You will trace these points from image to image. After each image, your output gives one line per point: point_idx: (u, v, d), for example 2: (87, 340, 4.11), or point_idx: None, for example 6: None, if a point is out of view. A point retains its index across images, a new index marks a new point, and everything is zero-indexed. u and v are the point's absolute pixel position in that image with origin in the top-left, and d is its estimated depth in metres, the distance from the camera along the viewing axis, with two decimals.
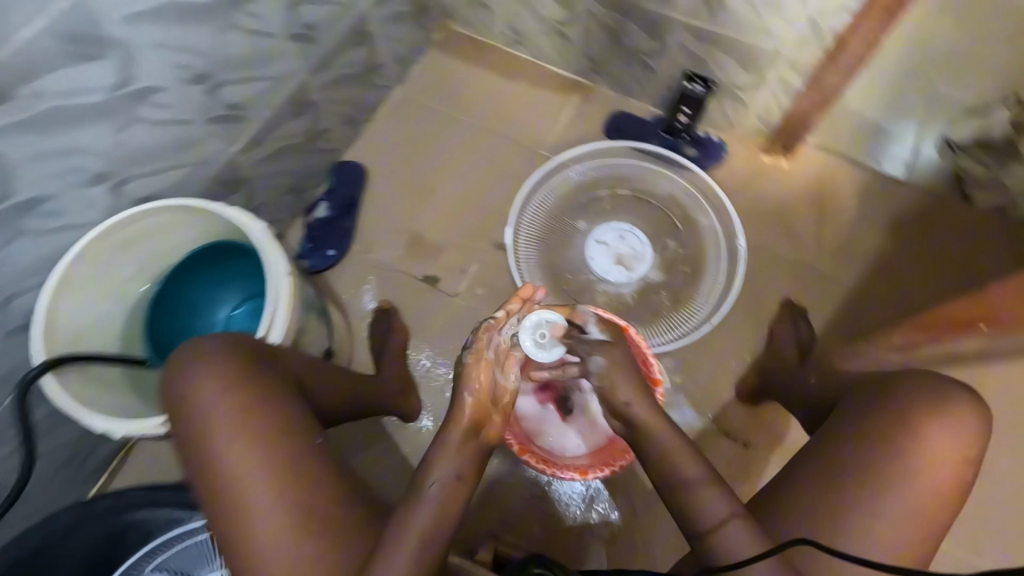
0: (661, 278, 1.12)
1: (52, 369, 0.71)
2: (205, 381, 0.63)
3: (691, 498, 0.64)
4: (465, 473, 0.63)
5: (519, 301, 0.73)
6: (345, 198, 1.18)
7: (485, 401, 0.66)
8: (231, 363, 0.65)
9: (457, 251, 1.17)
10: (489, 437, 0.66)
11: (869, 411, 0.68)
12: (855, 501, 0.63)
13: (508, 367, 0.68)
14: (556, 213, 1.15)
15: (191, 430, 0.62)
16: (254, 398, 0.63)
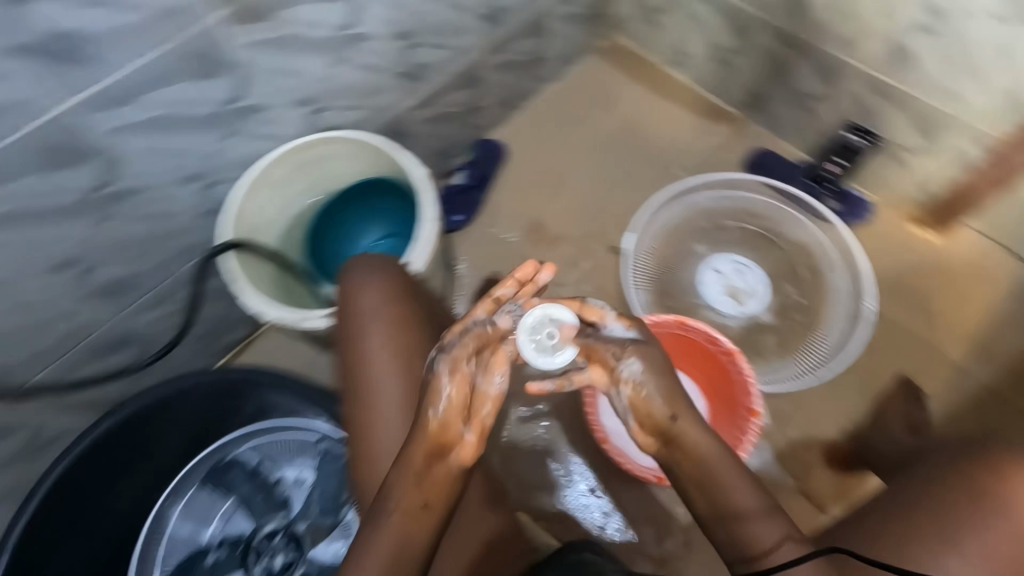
0: (771, 321, 1.09)
1: (234, 249, 0.84)
2: (363, 288, 0.72)
3: (739, 524, 0.59)
4: (429, 502, 0.57)
5: (515, 284, 0.62)
6: (482, 172, 1.25)
7: (455, 420, 0.56)
8: (387, 280, 0.73)
9: (573, 246, 1.20)
10: (461, 458, 0.57)
11: (947, 462, 0.67)
12: (932, 544, 0.62)
13: (493, 371, 0.57)
14: (683, 230, 1.15)
15: (345, 326, 0.71)
16: (402, 315, 0.71)
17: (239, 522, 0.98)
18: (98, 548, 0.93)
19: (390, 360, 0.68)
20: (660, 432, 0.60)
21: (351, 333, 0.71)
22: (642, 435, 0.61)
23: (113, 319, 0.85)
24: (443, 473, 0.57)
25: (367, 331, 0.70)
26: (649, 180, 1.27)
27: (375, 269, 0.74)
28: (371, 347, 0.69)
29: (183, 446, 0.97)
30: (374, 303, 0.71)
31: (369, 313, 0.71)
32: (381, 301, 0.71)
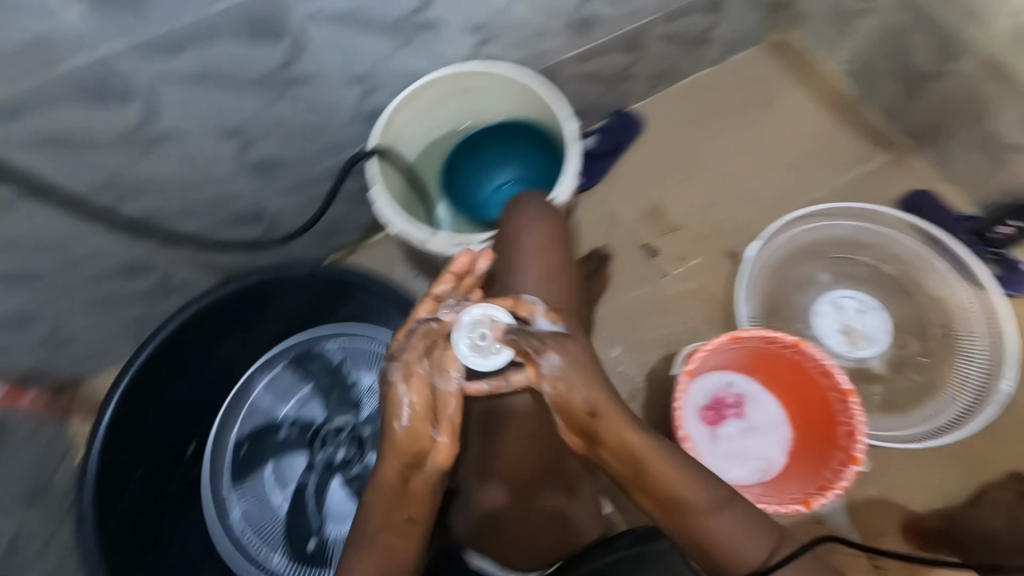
0: (882, 372, 1.02)
1: (377, 157, 0.85)
2: (529, 228, 0.72)
3: (718, 534, 0.57)
4: (412, 515, 0.59)
5: (453, 279, 0.63)
6: (614, 142, 1.21)
7: (421, 424, 0.56)
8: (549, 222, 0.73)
9: (688, 240, 1.15)
10: (438, 462, 0.57)
11: None
12: None
13: (447, 369, 0.58)
14: (814, 253, 1.08)
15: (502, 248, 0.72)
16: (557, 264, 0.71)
17: (312, 410, 1.02)
18: (191, 399, 0.98)
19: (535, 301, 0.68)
20: (586, 430, 0.56)
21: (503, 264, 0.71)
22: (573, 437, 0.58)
23: (254, 193, 0.90)
24: (423, 482, 0.58)
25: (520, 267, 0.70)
26: (786, 194, 1.18)
27: (542, 212, 0.74)
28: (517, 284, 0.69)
29: (283, 325, 1.02)
30: (534, 241, 0.71)
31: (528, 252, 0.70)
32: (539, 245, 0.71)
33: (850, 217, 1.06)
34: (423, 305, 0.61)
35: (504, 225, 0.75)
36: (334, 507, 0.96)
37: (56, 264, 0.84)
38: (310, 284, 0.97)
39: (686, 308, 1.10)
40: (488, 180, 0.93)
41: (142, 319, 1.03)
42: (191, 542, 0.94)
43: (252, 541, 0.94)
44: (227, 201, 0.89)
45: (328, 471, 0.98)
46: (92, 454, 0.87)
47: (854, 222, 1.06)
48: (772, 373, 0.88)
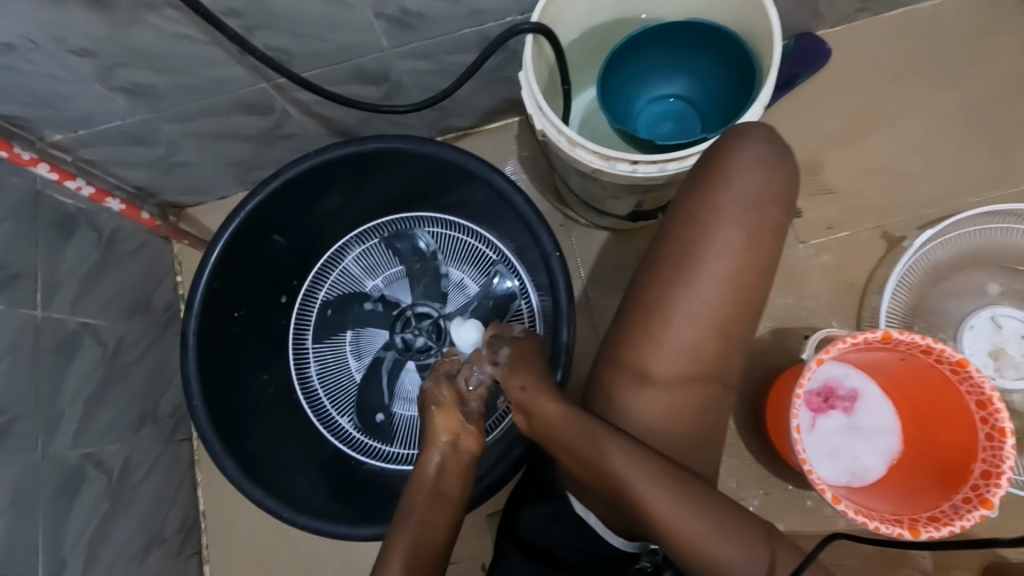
0: (1021, 407, 0.90)
1: (535, 34, 0.72)
2: (747, 177, 0.57)
3: (690, 535, 0.53)
4: (445, 488, 0.59)
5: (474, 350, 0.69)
6: (786, 72, 1.01)
7: (452, 413, 0.61)
8: (771, 161, 0.58)
9: (839, 208, 1.00)
10: (470, 446, 0.61)
11: None
12: None
13: (470, 399, 0.63)
14: (985, 257, 0.92)
15: (700, 176, 0.59)
16: (766, 229, 0.57)
17: (398, 291, 1.01)
18: (292, 253, 0.98)
19: (726, 263, 0.56)
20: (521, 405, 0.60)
21: (701, 208, 0.57)
22: (515, 414, 0.61)
23: (384, 50, 0.81)
24: (456, 461, 0.60)
25: (728, 220, 0.56)
26: (979, 181, 0.98)
27: (768, 159, 0.58)
28: (714, 239, 0.56)
29: (389, 197, 0.97)
30: (744, 193, 0.57)
31: (733, 202, 0.57)
32: (747, 202, 0.57)
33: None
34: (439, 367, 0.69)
35: (713, 147, 0.60)
36: (405, 389, 0.97)
37: (178, 86, 0.80)
38: (421, 162, 0.89)
39: (814, 284, 0.97)
40: (650, 88, 0.83)
41: (248, 161, 1.00)
42: (270, 389, 0.96)
43: (325, 399, 0.98)
44: (355, 53, 0.81)
45: (403, 353, 0.98)
46: (199, 288, 0.86)
47: None
48: (903, 382, 0.80)
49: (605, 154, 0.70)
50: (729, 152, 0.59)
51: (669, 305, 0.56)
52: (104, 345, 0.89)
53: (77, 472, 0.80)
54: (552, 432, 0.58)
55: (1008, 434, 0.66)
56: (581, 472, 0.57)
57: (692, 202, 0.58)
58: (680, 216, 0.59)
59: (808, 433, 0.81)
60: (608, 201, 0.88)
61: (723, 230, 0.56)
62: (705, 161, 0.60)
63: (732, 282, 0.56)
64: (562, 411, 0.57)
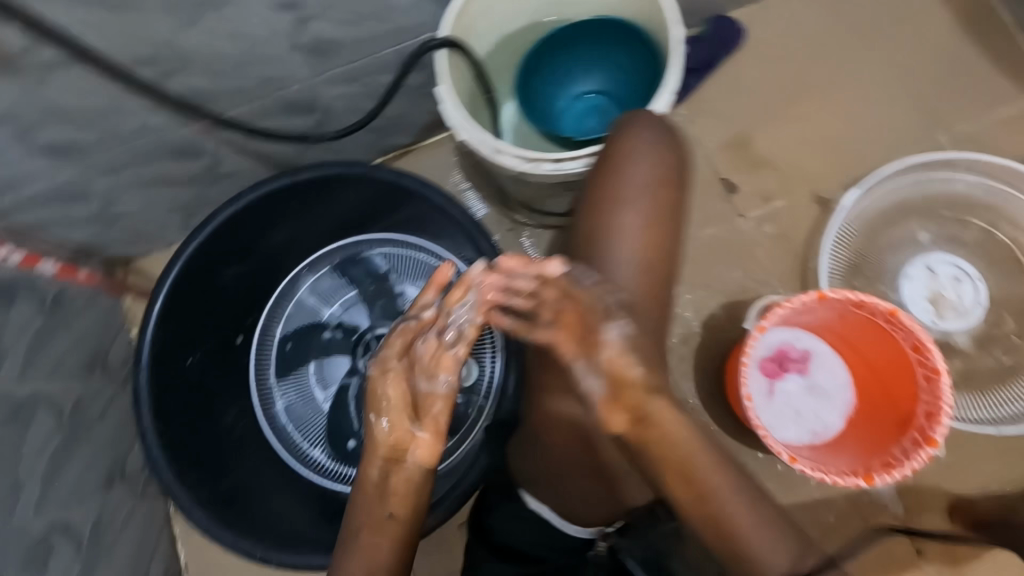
0: (965, 348, 0.94)
1: (447, 48, 0.74)
2: (642, 160, 0.62)
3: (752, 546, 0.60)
4: (395, 513, 0.58)
5: (460, 289, 0.56)
6: (707, 54, 1.05)
7: (403, 408, 0.56)
8: (665, 145, 0.63)
9: (774, 178, 1.03)
10: (420, 458, 0.57)
11: None
12: None
13: (439, 373, 0.55)
14: (910, 210, 0.97)
15: (601, 168, 0.63)
16: (668, 209, 0.61)
17: (356, 316, 1.01)
18: (242, 289, 0.96)
19: (635, 245, 0.60)
20: (635, 410, 0.57)
21: (606, 197, 0.61)
22: (620, 415, 0.57)
23: (309, 80, 0.82)
24: (402, 479, 0.58)
25: (635, 204, 0.60)
26: (899, 137, 1.03)
27: (663, 145, 0.63)
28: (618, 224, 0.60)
29: (335, 224, 0.98)
30: (640, 178, 0.62)
31: (634, 188, 0.61)
32: (647, 184, 0.61)
33: (974, 170, 0.93)
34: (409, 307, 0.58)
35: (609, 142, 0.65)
36: None
37: (104, 137, 0.79)
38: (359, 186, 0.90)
39: (758, 255, 1.00)
40: (568, 88, 0.84)
41: (188, 205, 1.00)
42: (239, 429, 0.95)
43: (295, 432, 0.97)
44: (280, 85, 0.81)
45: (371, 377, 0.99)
46: (148, 339, 0.86)
47: (965, 178, 0.94)
48: (848, 336, 0.82)
49: (531, 157, 0.72)
50: (621, 143, 0.64)
51: None
52: (59, 409, 0.86)
53: (43, 544, 0.77)
54: (667, 455, 0.59)
55: (943, 374, 0.70)
56: (679, 492, 0.60)
57: (597, 192, 0.62)
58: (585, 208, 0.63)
59: (762, 397, 0.82)
60: (546, 199, 0.97)
61: (631, 214, 0.60)
62: (606, 156, 0.64)
63: (644, 262, 0.60)
64: (691, 441, 0.59)
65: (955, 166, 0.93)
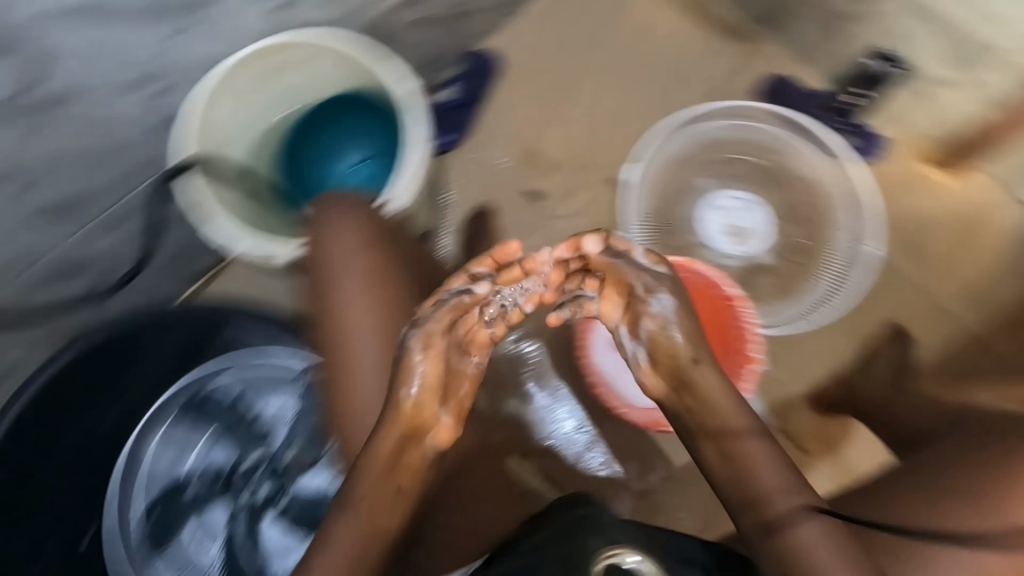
0: (771, 262, 1.06)
1: (189, 168, 0.76)
2: (337, 236, 0.72)
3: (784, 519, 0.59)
4: (403, 485, 0.61)
5: (522, 272, 0.64)
6: (474, 86, 1.13)
7: (434, 391, 0.61)
8: (358, 212, 0.74)
9: (571, 175, 1.14)
10: (438, 440, 0.62)
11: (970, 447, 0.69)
12: (954, 506, 0.64)
13: (472, 350, 0.64)
14: (685, 163, 1.11)
15: (315, 261, 0.72)
16: (378, 260, 0.71)
17: (223, 451, 0.93)
18: (80, 466, 0.89)
19: (361, 300, 0.69)
20: (679, 374, 0.64)
21: (322, 279, 0.71)
22: (658, 376, 0.65)
23: (64, 243, 0.77)
24: (418, 456, 0.61)
25: (345, 270, 0.70)
26: (657, 106, 1.16)
27: (353, 209, 0.74)
28: (338, 301, 0.69)
29: (160, 375, 0.93)
30: (347, 246, 0.72)
31: (339, 258, 0.70)
32: (354, 246, 0.71)
33: (720, 115, 1.09)
34: (459, 276, 0.63)
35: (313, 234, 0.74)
36: (272, 547, 0.90)
37: None
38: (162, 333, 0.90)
39: None
40: (339, 165, 0.87)
41: None
42: None
43: None
44: (30, 260, 0.76)
45: (255, 512, 0.91)
46: None
47: (717, 122, 1.10)
48: None
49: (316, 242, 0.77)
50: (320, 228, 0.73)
51: (350, 364, 0.67)
52: None
53: None
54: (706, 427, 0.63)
55: (738, 298, 0.90)
56: (714, 454, 0.63)
57: (315, 279, 0.71)
58: (313, 298, 0.71)
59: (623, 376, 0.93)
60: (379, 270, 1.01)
61: (349, 280, 0.69)
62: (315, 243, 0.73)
63: (381, 311, 0.68)
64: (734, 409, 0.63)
65: (706, 117, 1.09)
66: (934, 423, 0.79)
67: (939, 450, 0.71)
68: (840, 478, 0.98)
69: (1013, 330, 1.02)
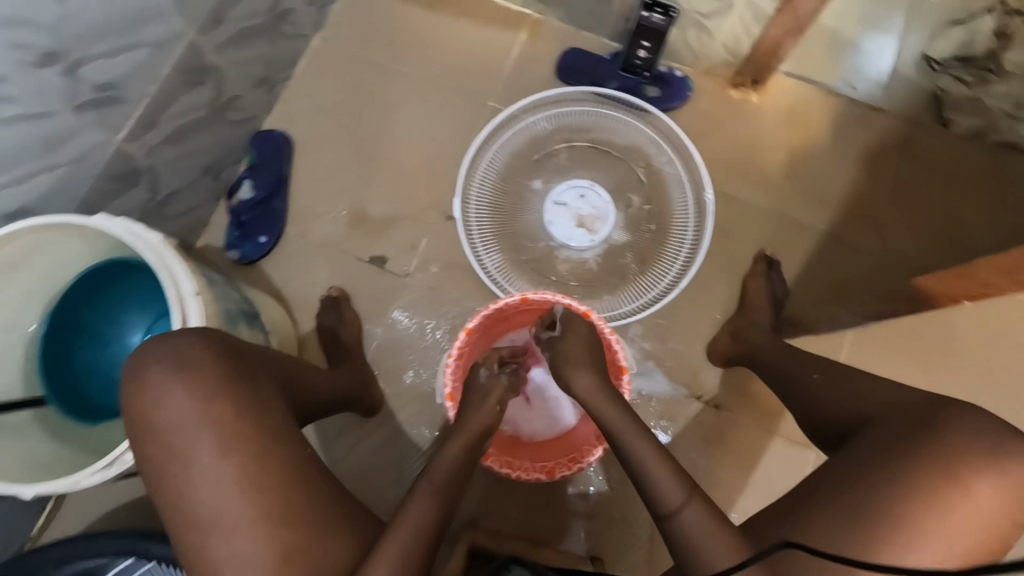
0: (625, 240, 1.05)
1: None
2: (174, 396, 0.61)
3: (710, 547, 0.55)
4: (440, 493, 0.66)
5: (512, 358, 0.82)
6: (270, 174, 1.07)
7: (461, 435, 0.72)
8: (209, 346, 0.64)
9: (405, 226, 1.07)
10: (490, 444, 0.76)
11: (893, 444, 0.56)
12: (878, 524, 0.52)
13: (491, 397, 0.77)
14: (509, 174, 1.06)
15: (156, 434, 0.61)
16: (235, 410, 0.62)
17: None
18: None
19: (229, 464, 0.59)
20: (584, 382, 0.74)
21: (170, 451, 0.60)
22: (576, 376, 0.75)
23: None
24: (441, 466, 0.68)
25: (197, 444, 0.60)
26: (465, 124, 1.11)
27: (184, 359, 0.62)
28: (201, 467, 0.59)
29: None
30: (188, 406, 0.61)
31: (189, 420, 0.61)
32: (200, 408, 0.61)
33: (534, 111, 1.05)
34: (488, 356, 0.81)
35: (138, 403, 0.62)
36: None
37: None
38: None
39: (443, 293, 1.05)
40: (123, 344, 0.79)
41: None
42: None
43: None
44: None
45: None
46: None
47: (534, 118, 1.06)
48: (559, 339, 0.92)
49: (106, 463, 0.63)
50: (148, 395, 0.62)
51: (233, 528, 0.57)
52: None
53: None
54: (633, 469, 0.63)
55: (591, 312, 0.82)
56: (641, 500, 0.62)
57: (160, 462, 0.60)
58: (163, 476, 0.60)
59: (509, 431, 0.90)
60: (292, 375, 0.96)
61: (204, 452, 0.60)
62: (150, 423, 0.61)
63: (249, 475, 0.59)
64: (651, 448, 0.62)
65: (520, 117, 1.05)
66: (845, 400, 0.64)
67: (853, 451, 0.58)
68: (764, 419, 0.99)
69: (860, 215, 1.05)
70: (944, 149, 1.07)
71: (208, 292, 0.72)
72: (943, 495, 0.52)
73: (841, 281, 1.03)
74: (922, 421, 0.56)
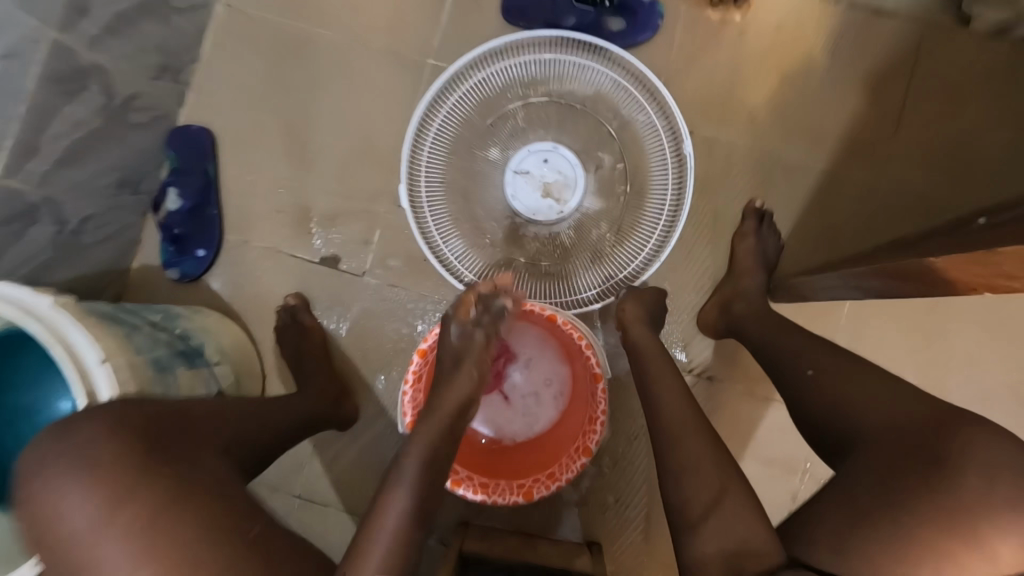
0: (597, 206, 0.94)
1: None
2: (67, 497, 0.51)
3: None
4: None
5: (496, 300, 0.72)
6: (196, 177, 0.96)
7: None
8: (113, 436, 0.53)
9: (354, 218, 0.96)
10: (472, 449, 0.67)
11: (916, 477, 0.48)
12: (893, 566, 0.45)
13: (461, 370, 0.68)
14: (461, 145, 0.93)
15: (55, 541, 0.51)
16: (150, 512, 0.51)
17: None
18: None
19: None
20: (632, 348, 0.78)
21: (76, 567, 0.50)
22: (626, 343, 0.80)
23: None
24: None
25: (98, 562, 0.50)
26: (404, 90, 0.96)
27: (85, 453, 0.52)
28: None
29: None
30: (83, 511, 0.50)
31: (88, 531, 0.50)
32: (105, 515, 0.50)
33: (479, 67, 0.89)
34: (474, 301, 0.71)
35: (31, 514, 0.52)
36: None
37: None
38: None
39: (405, 288, 0.96)
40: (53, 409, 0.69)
41: None
42: None
43: None
44: None
45: None
46: None
47: (481, 74, 0.90)
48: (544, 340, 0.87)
49: None
50: (41, 510, 0.52)
51: None
52: None
53: None
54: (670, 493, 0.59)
55: (557, 316, 0.77)
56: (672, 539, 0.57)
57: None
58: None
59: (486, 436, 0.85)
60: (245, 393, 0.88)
61: (109, 566, 0.49)
62: (54, 531, 0.51)
63: None
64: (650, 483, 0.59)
65: (466, 75, 0.89)
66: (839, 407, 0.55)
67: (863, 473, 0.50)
68: (760, 386, 0.92)
69: (862, 146, 0.92)
70: (959, 56, 0.91)
71: (125, 347, 0.65)
72: (960, 547, 0.45)
73: (842, 226, 0.92)
74: (933, 452, 0.48)
